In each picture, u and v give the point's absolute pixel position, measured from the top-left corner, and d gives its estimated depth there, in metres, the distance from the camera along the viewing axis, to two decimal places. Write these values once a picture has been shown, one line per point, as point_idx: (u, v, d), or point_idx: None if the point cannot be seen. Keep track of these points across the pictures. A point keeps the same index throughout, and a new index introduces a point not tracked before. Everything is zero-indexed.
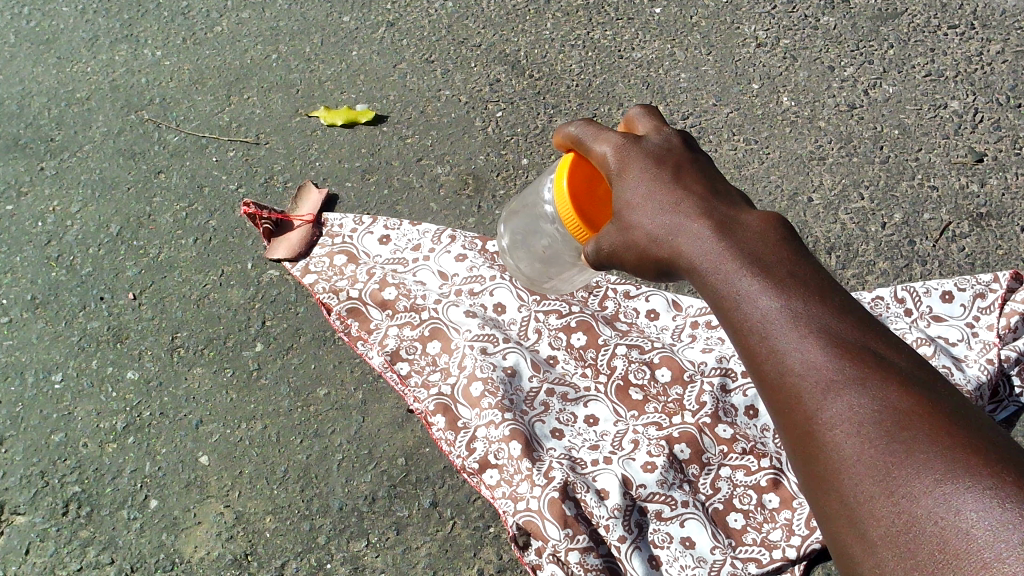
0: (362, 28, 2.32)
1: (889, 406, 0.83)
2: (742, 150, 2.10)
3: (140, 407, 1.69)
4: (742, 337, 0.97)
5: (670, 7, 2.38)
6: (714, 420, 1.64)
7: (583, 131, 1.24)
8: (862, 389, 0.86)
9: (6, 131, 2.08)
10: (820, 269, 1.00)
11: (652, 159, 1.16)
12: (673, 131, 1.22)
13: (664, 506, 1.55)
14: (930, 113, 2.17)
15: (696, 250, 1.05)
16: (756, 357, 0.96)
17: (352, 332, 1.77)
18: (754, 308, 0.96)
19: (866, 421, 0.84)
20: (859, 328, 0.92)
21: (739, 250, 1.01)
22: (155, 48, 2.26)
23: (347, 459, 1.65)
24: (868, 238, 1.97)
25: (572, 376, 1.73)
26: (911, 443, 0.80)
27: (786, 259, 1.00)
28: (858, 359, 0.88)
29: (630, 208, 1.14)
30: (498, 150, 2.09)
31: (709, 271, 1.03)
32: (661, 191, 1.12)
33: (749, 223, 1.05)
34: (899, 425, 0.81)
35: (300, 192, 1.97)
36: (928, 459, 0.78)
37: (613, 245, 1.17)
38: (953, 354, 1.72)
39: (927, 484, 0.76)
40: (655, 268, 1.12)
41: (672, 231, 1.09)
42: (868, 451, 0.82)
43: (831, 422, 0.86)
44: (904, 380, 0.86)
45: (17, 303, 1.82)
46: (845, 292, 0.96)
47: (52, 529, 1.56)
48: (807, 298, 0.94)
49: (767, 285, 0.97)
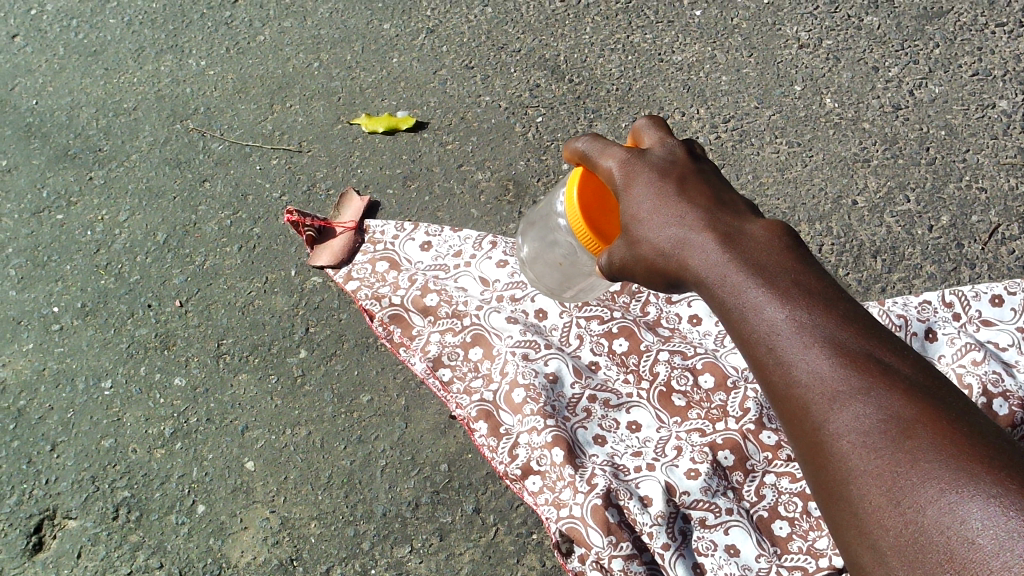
0: (403, 35, 2.33)
1: (893, 416, 0.89)
2: (785, 153, 2.08)
3: (188, 413, 1.72)
4: (751, 348, 1.01)
5: (711, 9, 2.35)
6: (758, 427, 1.63)
7: (589, 147, 1.25)
8: (865, 399, 0.91)
9: (57, 142, 2.13)
10: (823, 276, 1.03)
11: (657, 172, 1.17)
12: (677, 142, 1.22)
13: (708, 513, 1.54)
14: (978, 113, 2.13)
15: (703, 264, 1.07)
16: (764, 368, 0.99)
17: (395, 338, 1.78)
18: (761, 320, 1.00)
19: (872, 430, 0.89)
20: (863, 336, 0.96)
21: (747, 262, 1.04)
22: (199, 58, 2.29)
23: (390, 465, 1.66)
24: (915, 241, 1.94)
25: (614, 381, 1.72)
26: (915, 452, 0.86)
27: (790, 269, 1.03)
28: (862, 368, 0.93)
29: (638, 222, 1.14)
30: (539, 155, 2.10)
31: (715, 284, 1.05)
32: (667, 205, 1.13)
33: (755, 233, 1.08)
34: (904, 433, 0.87)
35: (342, 199, 1.98)
36: (933, 468, 0.84)
37: (623, 259, 1.17)
38: (1004, 359, 1.68)
39: (932, 493, 0.83)
40: (664, 280, 1.13)
41: (680, 244, 1.10)
42: (874, 460, 0.88)
43: (838, 431, 0.92)
44: (907, 388, 0.91)
45: (68, 311, 1.86)
46: (848, 299, 1.00)
47: (103, 534, 1.59)
48: (811, 308, 0.98)
49: (773, 296, 1.00)
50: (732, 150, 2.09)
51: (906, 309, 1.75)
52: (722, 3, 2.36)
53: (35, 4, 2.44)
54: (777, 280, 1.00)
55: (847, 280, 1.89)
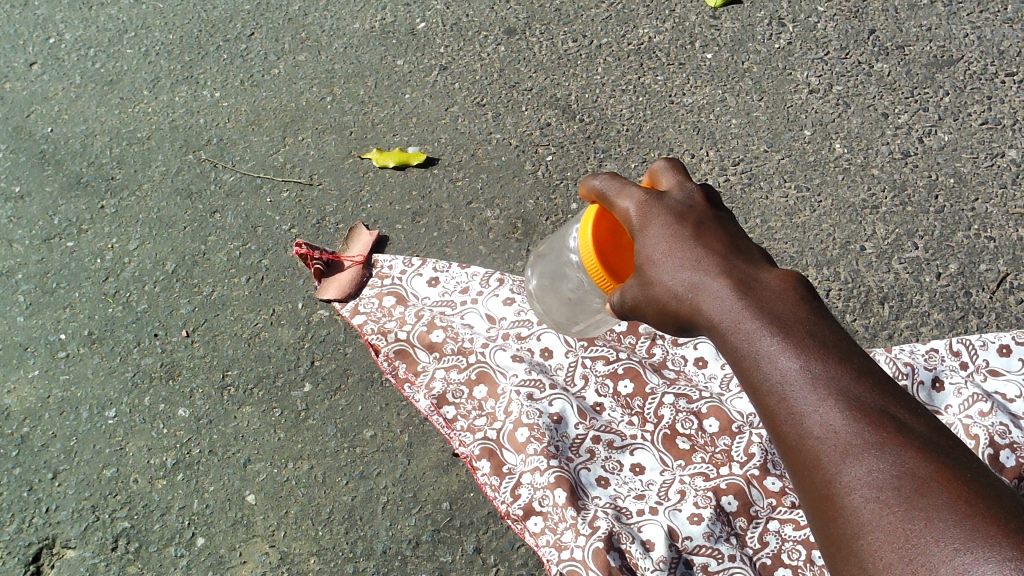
0: (416, 71, 2.35)
1: (907, 472, 0.89)
2: (793, 198, 2.08)
3: (190, 444, 1.72)
4: (762, 397, 1.01)
5: (722, 53, 2.37)
6: (763, 472, 1.62)
7: (607, 186, 1.23)
8: (879, 454, 0.91)
9: (70, 169, 2.14)
10: (836, 328, 1.04)
11: (674, 215, 1.16)
12: (695, 186, 1.22)
13: (710, 559, 1.52)
14: (987, 161, 2.14)
15: (718, 310, 1.07)
16: (775, 418, 1.00)
17: (400, 373, 1.79)
18: (775, 369, 1.00)
19: (886, 486, 0.90)
20: (876, 391, 0.97)
21: (762, 311, 1.04)
22: (213, 90, 2.31)
23: (391, 503, 1.65)
24: (923, 288, 1.93)
25: (618, 424, 1.71)
26: (930, 510, 0.86)
27: (805, 319, 1.03)
28: (876, 423, 0.93)
29: (652, 263, 1.14)
30: (549, 194, 2.11)
31: (729, 330, 1.05)
32: (682, 248, 1.13)
33: (770, 281, 1.08)
34: (918, 491, 0.88)
35: (351, 234, 1.99)
36: (946, 527, 0.84)
37: (636, 298, 1.16)
38: (1011, 410, 1.67)
39: (946, 552, 0.83)
40: (675, 323, 1.13)
41: (693, 288, 1.10)
42: (886, 516, 0.88)
43: (850, 485, 0.92)
44: (921, 446, 0.91)
45: (74, 338, 1.86)
46: (862, 354, 1.01)
47: (102, 564, 1.59)
48: (826, 360, 0.98)
49: (788, 345, 1.00)
50: (740, 193, 2.09)
51: (913, 357, 1.74)
52: (733, 47, 2.38)
53: (54, 33, 2.47)
54: (792, 330, 1.01)
55: (854, 326, 1.88)
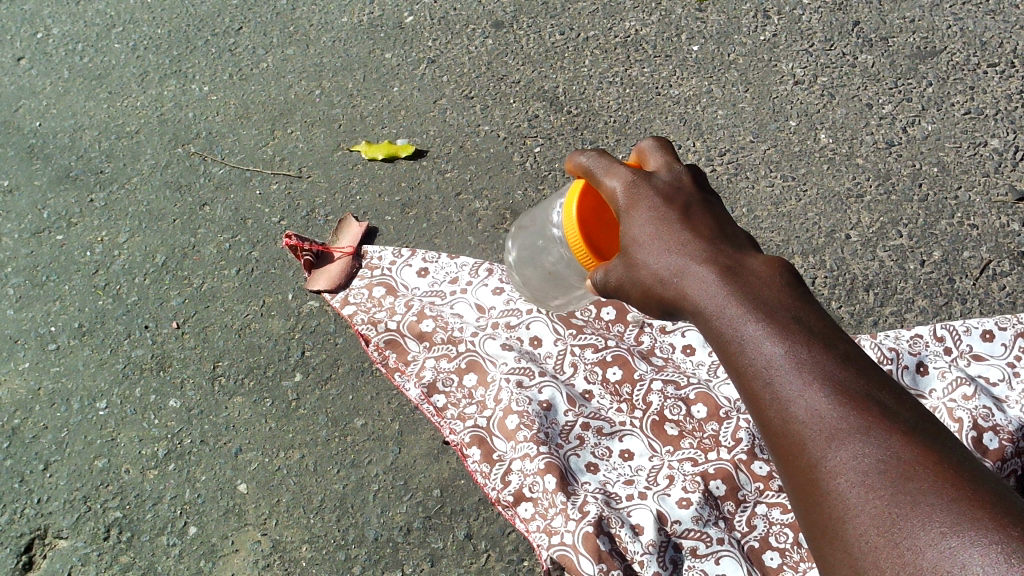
0: (405, 64, 2.36)
1: (892, 456, 0.91)
2: (779, 187, 2.11)
3: (182, 434, 1.73)
4: (747, 381, 1.03)
5: (707, 45, 2.39)
6: (750, 457, 1.64)
7: (595, 163, 1.25)
8: (865, 439, 0.93)
9: (59, 163, 2.15)
10: (822, 314, 1.06)
11: (661, 199, 1.18)
12: (683, 169, 1.24)
13: (699, 543, 1.54)
14: (969, 151, 2.17)
15: (703, 295, 1.08)
16: (761, 402, 1.01)
17: (390, 363, 1.79)
18: (760, 354, 1.01)
19: (871, 470, 0.91)
20: (862, 376, 0.98)
21: (748, 297, 1.06)
22: (202, 83, 2.32)
23: (382, 490, 1.66)
24: (907, 275, 1.96)
25: (607, 411, 1.72)
26: (916, 495, 0.88)
27: (791, 305, 1.05)
28: (861, 408, 0.95)
29: (638, 247, 1.16)
30: (536, 185, 2.12)
31: (714, 315, 1.07)
32: (667, 233, 1.15)
33: (756, 267, 1.10)
34: (904, 475, 0.89)
35: (340, 225, 2.00)
36: (934, 511, 0.86)
37: (621, 281, 1.18)
38: (994, 394, 1.69)
39: (933, 536, 0.84)
40: (660, 307, 1.15)
41: (679, 273, 1.11)
42: (872, 500, 0.90)
43: (836, 469, 0.93)
44: (906, 429, 0.93)
45: (65, 331, 1.86)
46: (846, 339, 1.02)
47: (94, 554, 1.59)
48: (811, 345, 1.00)
49: (773, 330, 1.02)
50: (726, 183, 2.12)
51: (897, 343, 1.77)
52: (718, 40, 2.40)
53: (42, 28, 2.47)
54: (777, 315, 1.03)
55: (840, 314, 1.90)
